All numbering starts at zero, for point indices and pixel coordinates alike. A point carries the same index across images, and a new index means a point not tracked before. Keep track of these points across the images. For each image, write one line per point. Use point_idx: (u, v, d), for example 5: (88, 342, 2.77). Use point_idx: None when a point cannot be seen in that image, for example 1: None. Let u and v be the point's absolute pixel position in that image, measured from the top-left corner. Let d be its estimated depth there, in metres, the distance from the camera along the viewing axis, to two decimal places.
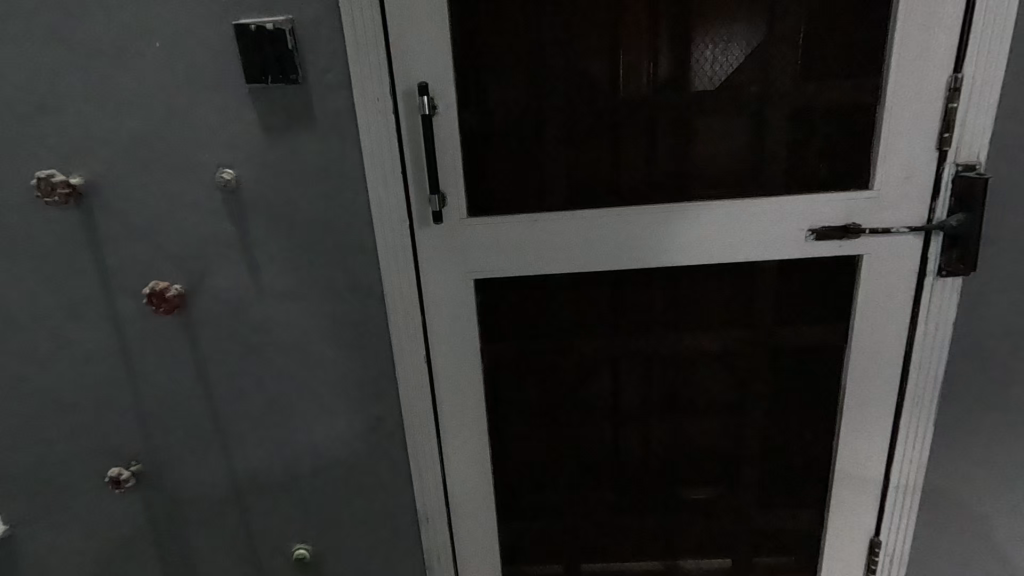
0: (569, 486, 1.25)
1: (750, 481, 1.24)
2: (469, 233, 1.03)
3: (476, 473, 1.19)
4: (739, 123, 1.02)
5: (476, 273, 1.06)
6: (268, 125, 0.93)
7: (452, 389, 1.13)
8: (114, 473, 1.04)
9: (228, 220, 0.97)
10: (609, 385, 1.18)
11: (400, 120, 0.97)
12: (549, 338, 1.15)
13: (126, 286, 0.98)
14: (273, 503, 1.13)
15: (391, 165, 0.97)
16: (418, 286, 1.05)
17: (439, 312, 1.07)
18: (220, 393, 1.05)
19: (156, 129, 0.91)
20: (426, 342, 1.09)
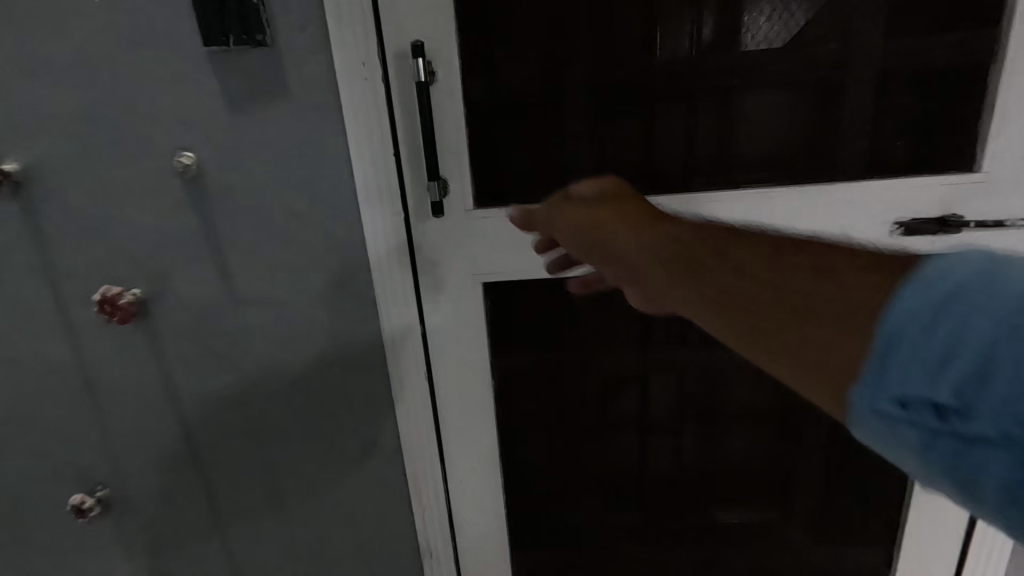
0: (590, 512, 1.11)
1: (802, 513, 1.08)
2: (478, 228, 0.85)
3: (487, 505, 1.03)
4: (815, 93, 0.81)
5: (485, 277, 0.88)
6: (231, 98, 0.77)
7: (458, 411, 0.96)
8: (78, 501, 0.95)
9: (190, 213, 0.83)
10: (639, 401, 1.02)
11: (393, 90, 0.78)
12: (569, 351, 0.98)
13: (80, 287, 0.87)
14: (253, 525, 1.02)
15: (380, 144, 0.79)
16: (418, 292, 0.88)
17: (442, 323, 0.90)
18: (190, 406, 0.94)
19: (100, 105, 0.78)
20: (428, 356, 0.92)
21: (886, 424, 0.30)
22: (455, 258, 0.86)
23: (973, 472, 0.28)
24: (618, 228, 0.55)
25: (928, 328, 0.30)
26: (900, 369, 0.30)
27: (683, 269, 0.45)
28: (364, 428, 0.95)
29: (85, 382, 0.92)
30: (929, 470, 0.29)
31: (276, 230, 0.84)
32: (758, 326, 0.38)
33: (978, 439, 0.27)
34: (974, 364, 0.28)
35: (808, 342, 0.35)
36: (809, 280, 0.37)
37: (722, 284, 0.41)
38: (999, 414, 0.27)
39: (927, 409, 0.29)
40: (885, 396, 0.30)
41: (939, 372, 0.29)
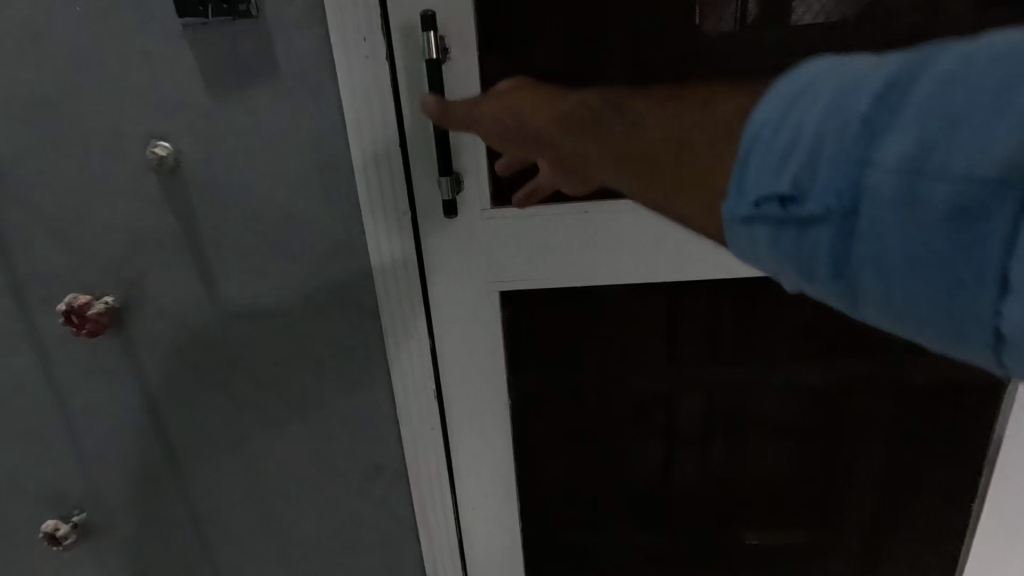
0: (613, 538, 1.02)
1: (845, 538, 1.00)
2: (497, 230, 0.75)
3: (500, 533, 0.94)
4: None
5: (503, 285, 0.78)
6: (211, 80, 0.67)
7: (470, 433, 0.87)
8: (52, 529, 0.86)
9: (168, 213, 0.73)
10: (670, 420, 0.93)
11: (398, 71, 0.67)
12: (596, 367, 0.88)
13: (46, 293, 0.77)
14: (245, 552, 0.93)
15: (384, 134, 0.68)
16: (428, 303, 0.78)
17: (454, 337, 0.80)
18: (174, 424, 0.85)
19: (62, 87, 0.68)
20: (437, 374, 0.82)
21: (750, 227, 0.35)
22: (469, 264, 0.76)
23: (810, 247, 0.33)
24: (529, 108, 0.54)
25: (774, 134, 0.34)
26: (756, 175, 0.35)
27: (589, 130, 0.46)
28: (368, 450, 0.86)
29: (56, 397, 0.83)
30: (781, 258, 0.35)
31: (266, 231, 0.74)
32: (654, 168, 0.40)
33: (808, 219, 0.33)
34: (804, 155, 0.33)
35: (693, 175, 0.38)
36: (695, 119, 0.39)
37: (619, 141, 0.43)
38: (822, 192, 0.32)
39: (775, 203, 0.34)
40: (747, 202, 0.35)
41: (782, 169, 0.34)
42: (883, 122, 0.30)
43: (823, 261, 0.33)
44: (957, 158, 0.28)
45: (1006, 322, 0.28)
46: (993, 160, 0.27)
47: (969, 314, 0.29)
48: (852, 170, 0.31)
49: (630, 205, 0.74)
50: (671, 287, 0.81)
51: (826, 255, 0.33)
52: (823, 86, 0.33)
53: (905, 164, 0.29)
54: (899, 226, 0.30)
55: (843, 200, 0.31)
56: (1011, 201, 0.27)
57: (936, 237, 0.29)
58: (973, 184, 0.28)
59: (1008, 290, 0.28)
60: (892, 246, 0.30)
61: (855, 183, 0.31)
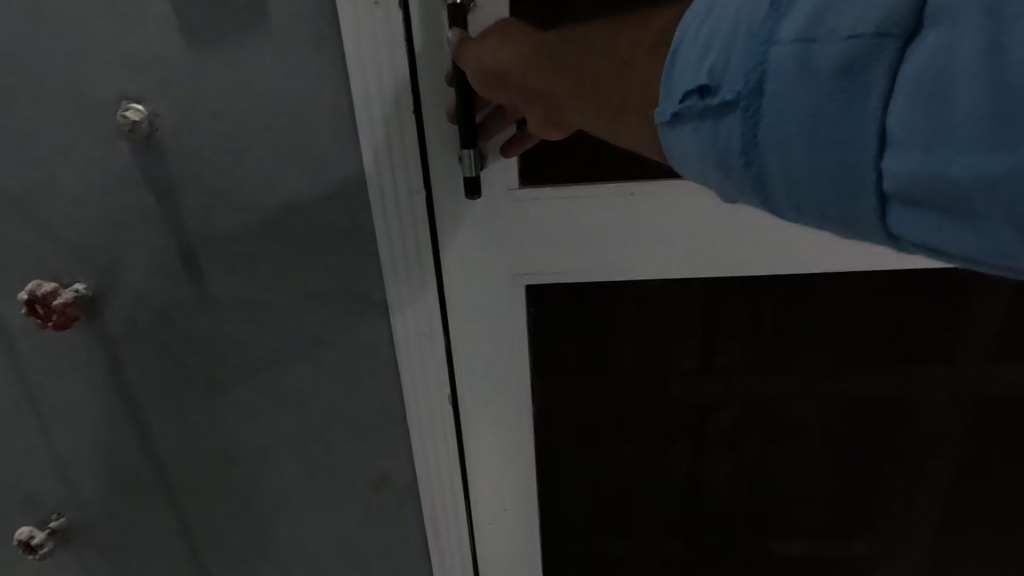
0: (640, 552, 0.93)
1: (893, 554, 0.91)
2: (526, 214, 0.65)
3: (517, 546, 0.86)
4: None
5: (530, 276, 0.68)
6: (191, 32, 0.56)
7: (487, 442, 0.77)
8: (27, 536, 0.79)
9: (144, 189, 0.63)
10: (710, 430, 0.83)
11: (414, 20, 0.55)
12: (630, 370, 0.78)
13: (10, 279, 0.68)
14: (239, 562, 0.85)
15: (399, 99, 0.58)
16: (444, 296, 0.68)
17: (473, 335, 0.71)
18: (159, 426, 0.76)
19: (14, 38, 0.57)
20: (452, 376, 0.72)
21: (676, 127, 0.36)
22: (492, 252, 0.66)
23: (722, 138, 0.34)
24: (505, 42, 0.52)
25: (698, 30, 0.35)
26: (680, 73, 0.36)
27: (550, 66, 0.48)
28: (373, 457, 0.78)
29: (26, 394, 0.74)
30: (702, 155, 0.36)
31: (258, 213, 0.64)
32: (605, 90, 0.44)
33: (719, 107, 0.33)
34: (719, 44, 0.33)
35: (632, 91, 0.42)
36: (635, 36, 0.43)
37: (575, 68, 0.46)
38: (733, 76, 0.32)
39: (693, 98, 0.35)
40: (671, 106, 0.36)
41: (701, 62, 0.34)
42: None
43: (737, 150, 0.33)
44: (849, 17, 0.28)
45: (891, 181, 0.28)
46: (879, 15, 0.27)
47: (861, 182, 0.29)
48: (759, 46, 0.31)
49: (682, 188, 0.64)
50: (723, 283, 0.71)
51: (738, 142, 0.33)
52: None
53: (806, 31, 0.29)
54: (797, 98, 0.30)
55: (750, 80, 0.31)
56: (891, 53, 0.27)
57: (829, 104, 0.29)
58: (861, 42, 0.28)
59: (892, 147, 0.28)
60: (792, 121, 0.30)
61: (761, 60, 0.31)
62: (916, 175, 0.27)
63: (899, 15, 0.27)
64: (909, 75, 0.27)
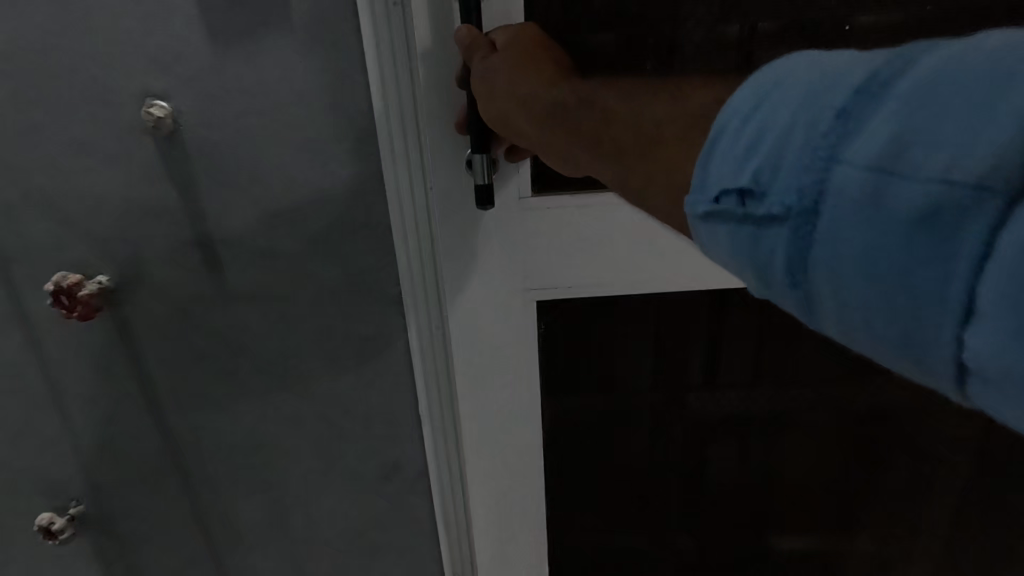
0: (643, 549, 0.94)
1: (896, 551, 0.94)
2: (536, 220, 0.67)
3: (520, 547, 0.86)
4: None
5: (539, 278, 0.70)
6: (215, 31, 0.58)
7: (499, 448, 0.78)
8: (47, 522, 0.81)
9: (167, 184, 0.64)
10: (716, 434, 0.85)
11: (433, 23, 0.56)
12: (638, 372, 0.79)
13: (35, 271, 0.69)
14: (252, 550, 0.87)
15: (418, 105, 0.59)
16: (453, 297, 0.67)
17: (484, 337, 0.70)
18: (177, 415, 0.78)
19: (44, 36, 0.59)
20: (461, 379, 0.71)
21: (708, 224, 0.34)
22: (506, 258, 0.68)
23: (764, 250, 0.32)
24: (507, 77, 0.51)
25: (749, 128, 0.32)
26: (716, 168, 0.34)
27: (561, 129, 0.47)
28: (385, 448, 0.80)
29: (48, 383, 0.76)
30: (743, 261, 0.34)
31: (276, 209, 0.65)
32: (626, 163, 0.41)
33: (765, 218, 0.31)
34: (769, 149, 0.31)
35: (656, 168, 0.39)
36: (665, 112, 0.40)
37: (595, 133, 0.45)
38: (782, 190, 0.30)
39: (730, 199, 0.33)
40: (708, 195, 0.34)
41: (749, 162, 0.32)
42: (863, 118, 0.28)
43: (780, 264, 0.31)
44: (931, 161, 0.26)
45: (968, 351, 0.26)
46: (974, 164, 0.25)
47: (931, 339, 0.27)
48: (819, 165, 0.29)
49: None
50: (727, 291, 0.73)
51: (782, 260, 0.31)
52: (804, 73, 0.31)
53: (876, 160, 0.27)
54: (858, 231, 0.28)
55: (804, 199, 0.29)
56: (988, 212, 0.24)
57: (897, 245, 0.27)
58: (945, 191, 0.25)
59: (972, 313, 0.25)
60: (848, 251, 0.28)
61: (821, 180, 0.29)
62: (996, 354, 0.24)
63: (1000, 170, 0.24)
64: (1001, 243, 0.24)
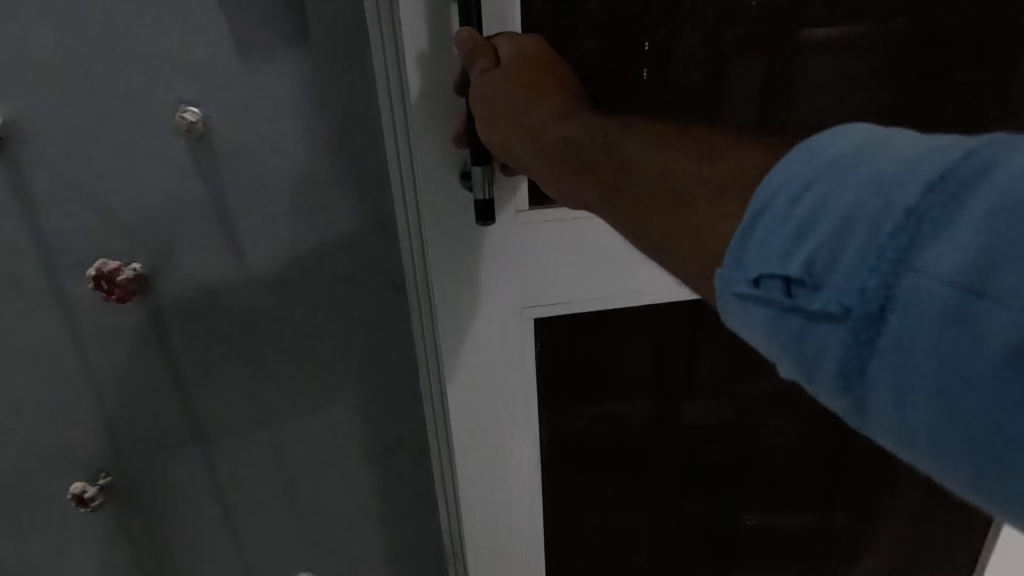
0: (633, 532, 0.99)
1: (861, 522, 1.03)
2: (534, 227, 0.72)
3: (515, 533, 0.88)
4: (908, 76, 0.72)
5: (535, 280, 0.75)
6: (242, 45, 0.66)
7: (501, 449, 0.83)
8: (79, 490, 0.88)
9: (196, 181, 0.72)
10: (700, 417, 0.92)
11: (437, 38, 0.61)
12: (629, 362, 0.85)
13: (75, 259, 0.77)
14: (267, 518, 0.95)
15: (422, 118, 0.63)
16: (457, 290, 0.72)
17: (484, 330, 0.76)
18: (199, 391, 0.86)
19: (88, 48, 0.66)
20: (461, 367, 0.77)
21: (745, 305, 0.33)
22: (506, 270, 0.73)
23: (813, 344, 0.31)
24: (508, 101, 0.55)
25: (799, 213, 0.31)
26: (760, 246, 0.33)
27: (580, 168, 0.50)
28: (390, 422, 0.87)
29: (82, 362, 0.83)
30: (785, 351, 0.32)
31: (293, 203, 0.73)
32: (648, 216, 0.42)
33: (817, 312, 0.30)
34: (823, 238, 0.30)
35: (680, 222, 0.39)
36: (690, 169, 0.41)
37: (612, 176, 0.47)
38: (836, 284, 0.29)
39: (773, 283, 0.32)
40: (746, 275, 0.33)
41: (799, 250, 0.31)
42: (936, 226, 0.27)
43: (830, 365, 0.30)
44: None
45: None
46: None
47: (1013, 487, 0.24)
48: (883, 266, 0.28)
49: None
50: None
51: (834, 360, 0.29)
52: (870, 162, 0.30)
53: (958, 274, 0.25)
54: (928, 346, 0.26)
55: (864, 301, 0.28)
56: None
57: (976, 372, 0.25)
58: None
59: None
60: (918, 365, 0.26)
61: (885, 284, 0.28)
62: None
63: None
64: None
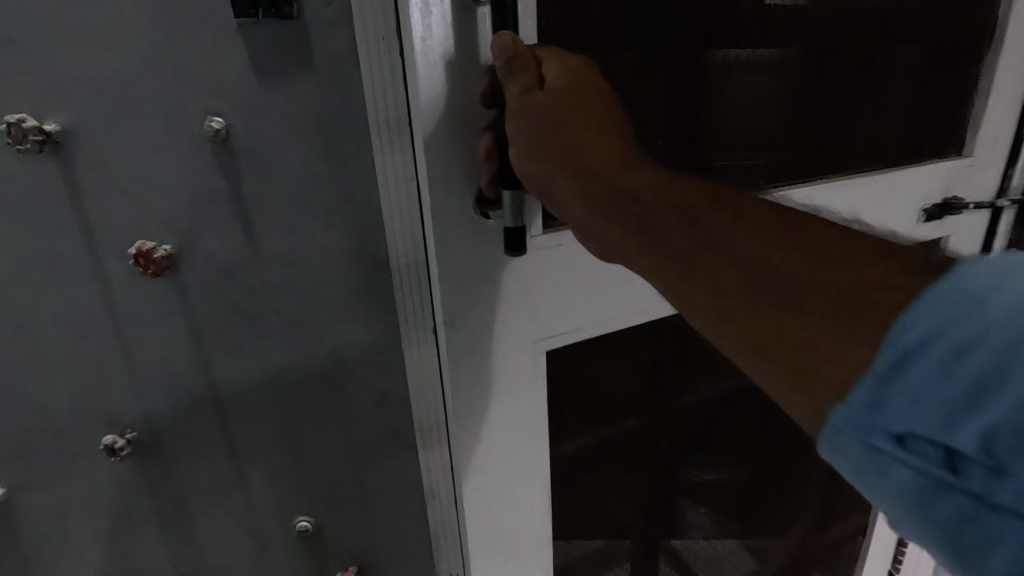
0: (605, 486, 1.15)
1: (775, 474, 1.31)
2: (544, 245, 0.87)
3: (508, 496, 1.00)
4: (797, 97, 0.94)
5: (542, 288, 0.89)
6: (259, 68, 0.83)
7: (521, 443, 0.98)
8: (110, 441, 1.04)
9: (219, 176, 0.89)
10: (671, 390, 1.13)
11: (466, 64, 0.73)
12: (615, 349, 1.03)
13: (114, 242, 0.93)
14: (272, 467, 1.11)
15: (452, 136, 0.75)
16: (475, 290, 0.84)
17: (500, 325, 0.88)
18: (217, 355, 1.02)
19: (134, 69, 0.83)
20: (480, 354, 0.88)
21: (884, 459, 0.39)
22: (519, 296, 0.88)
23: (976, 524, 0.35)
24: (583, 170, 0.65)
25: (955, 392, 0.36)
26: (903, 403, 0.39)
27: (660, 242, 0.58)
28: (378, 378, 1.04)
29: (116, 330, 0.99)
30: (932, 513, 0.37)
31: (298, 195, 0.91)
32: (750, 316, 0.50)
33: (986, 496, 0.35)
34: (993, 435, 0.34)
35: (783, 325, 0.48)
36: (793, 268, 0.48)
37: (702, 263, 0.54)
38: (1016, 476, 0.34)
39: (923, 443, 0.38)
40: (889, 431, 0.39)
41: (965, 433, 0.35)
42: None
43: (991, 541, 0.35)
44: None
45: None
46: None
47: None
48: None
49: None
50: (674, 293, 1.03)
51: (1000, 544, 0.35)
52: None
53: None
54: None
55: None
56: None
57: None
58: None
59: None
60: None
61: None
62: None
63: None
64: None
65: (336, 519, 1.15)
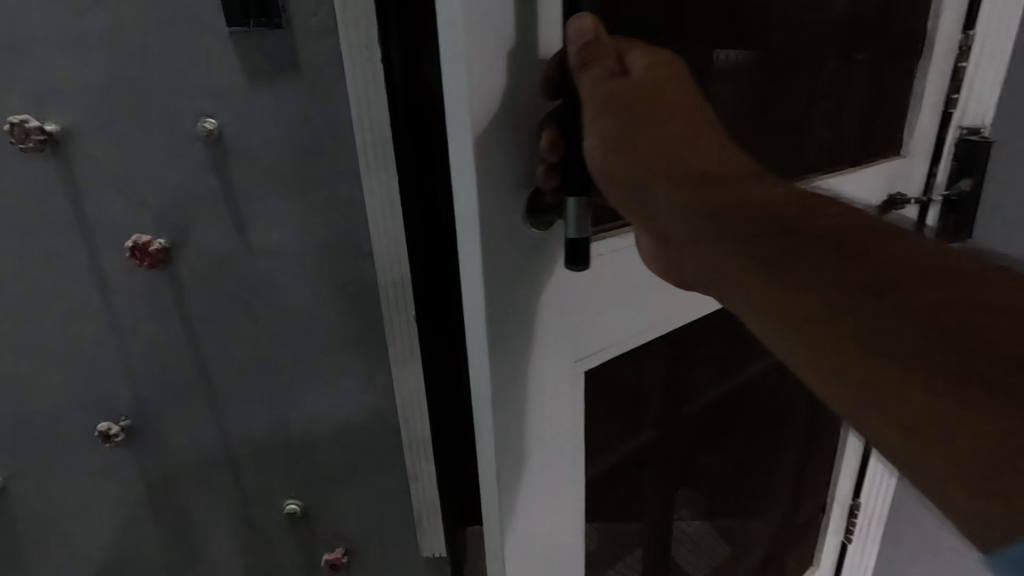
0: (627, 508, 1.02)
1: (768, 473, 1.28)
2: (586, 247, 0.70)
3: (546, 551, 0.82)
4: (798, 95, 0.90)
5: (584, 300, 0.72)
6: (250, 73, 0.90)
7: (559, 485, 0.80)
8: (105, 427, 1.09)
9: (212, 173, 0.95)
10: (691, 400, 1.03)
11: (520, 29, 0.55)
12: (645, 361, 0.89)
13: (110, 237, 0.98)
14: (261, 453, 1.16)
15: (502, 123, 0.57)
16: (514, 302, 0.65)
17: (541, 347, 0.70)
18: (209, 343, 1.07)
19: (132, 74, 0.89)
20: (518, 384, 0.69)
21: None
22: (571, 295, 0.70)
23: None
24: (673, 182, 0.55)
25: None
26: None
27: (779, 274, 0.50)
28: (363, 364, 1.10)
29: (112, 321, 1.04)
30: None
31: (287, 190, 0.97)
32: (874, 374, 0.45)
33: None
34: None
35: (938, 398, 0.43)
36: (949, 332, 0.43)
37: (833, 303, 0.47)
38: None
39: None
40: None
41: None
42: None
43: None
44: None
45: None
46: None
47: None
48: None
49: None
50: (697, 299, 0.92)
51: None
52: None
53: None
54: None
55: None
56: None
57: None
58: None
59: None
60: None
61: None
62: None
63: None
64: None
65: (323, 501, 1.21)
